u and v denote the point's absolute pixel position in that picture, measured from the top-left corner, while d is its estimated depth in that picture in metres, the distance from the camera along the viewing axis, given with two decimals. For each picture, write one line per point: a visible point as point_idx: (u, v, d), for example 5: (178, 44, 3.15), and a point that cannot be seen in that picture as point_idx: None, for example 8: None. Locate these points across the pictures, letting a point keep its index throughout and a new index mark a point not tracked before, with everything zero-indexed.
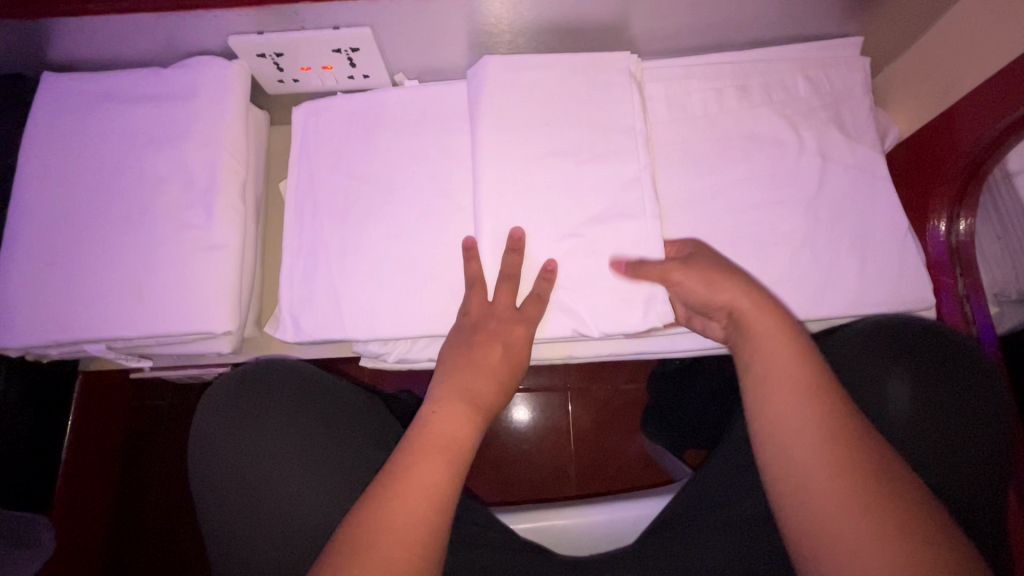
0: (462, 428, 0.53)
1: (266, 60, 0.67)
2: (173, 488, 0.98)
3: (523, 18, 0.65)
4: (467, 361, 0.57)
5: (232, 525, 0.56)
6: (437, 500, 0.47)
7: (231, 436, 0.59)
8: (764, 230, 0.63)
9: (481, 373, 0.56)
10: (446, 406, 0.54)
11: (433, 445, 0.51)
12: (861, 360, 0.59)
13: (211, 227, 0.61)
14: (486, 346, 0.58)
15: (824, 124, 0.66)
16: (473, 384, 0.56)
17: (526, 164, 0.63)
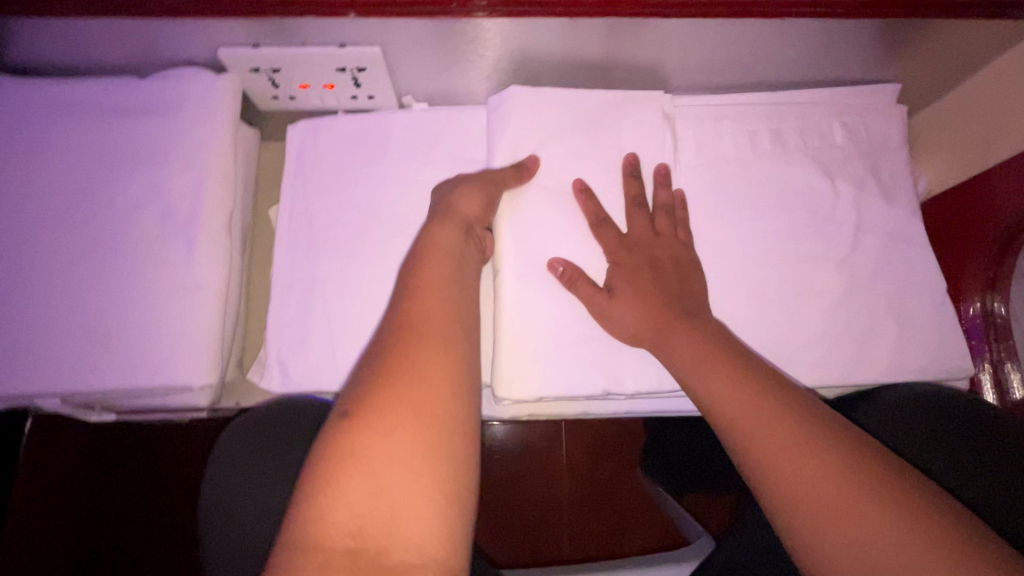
0: (440, 304, 0.42)
1: (260, 75, 0.60)
2: (131, 529, 0.88)
3: (550, 47, 0.60)
4: (417, 260, 0.46)
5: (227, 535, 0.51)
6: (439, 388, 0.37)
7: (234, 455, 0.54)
8: (799, 288, 0.59)
9: (433, 265, 0.45)
10: (409, 295, 0.43)
11: (421, 329, 0.40)
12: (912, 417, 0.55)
13: (192, 264, 0.54)
14: (440, 248, 0.48)
15: (860, 176, 0.62)
16: (432, 271, 0.45)
17: (543, 206, 0.59)
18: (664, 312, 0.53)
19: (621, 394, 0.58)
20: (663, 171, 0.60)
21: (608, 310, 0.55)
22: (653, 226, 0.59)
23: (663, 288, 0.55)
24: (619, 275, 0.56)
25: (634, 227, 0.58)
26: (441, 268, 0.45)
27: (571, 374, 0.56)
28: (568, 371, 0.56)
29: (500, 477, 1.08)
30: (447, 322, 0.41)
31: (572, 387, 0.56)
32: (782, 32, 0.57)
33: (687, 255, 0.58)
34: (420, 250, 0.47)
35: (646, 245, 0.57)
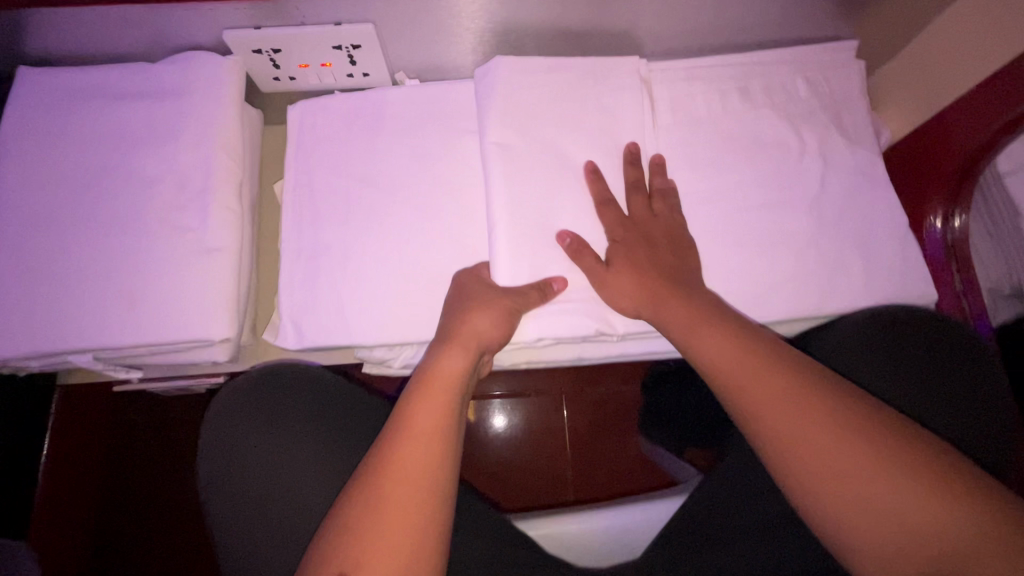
0: (465, 367, 0.54)
1: (262, 56, 0.64)
2: (152, 508, 0.92)
3: (529, 18, 0.64)
4: (466, 308, 0.58)
5: (236, 520, 0.54)
6: (443, 447, 0.49)
7: (245, 440, 0.56)
8: (773, 230, 0.64)
9: (479, 318, 0.56)
10: (446, 349, 0.55)
11: (434, 386, 0.52)
12: (867, 342, 0.60)
13: (207, 230, 0.58)
14: (486, 297, 0.58)
15: (824, 125, 0.67)
16: (467, 329, 0.56)
17: (531, 165, 0.63)
18: (663, 288, 0.57)
19: (611, 335, 0.62)
20: (658, 161, 0.64)
21: (610, 283, 0.59)
22: (650, 209, 0.62)
23: (660, 264, 0.59)
24: (618, 250, 0.60)
25: (634, 211, 0.62)
26: (483, 314, 0.57)
27: (564, 316, 0.60)
28: (562, 312, 0.60)
29: (503, 447, 1.12)
30: (464, 388, 0.53)
31: (565, 328, 0.60)
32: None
33: (681, 235, 0.61)
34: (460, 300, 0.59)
35: (646, 226, 0.61)
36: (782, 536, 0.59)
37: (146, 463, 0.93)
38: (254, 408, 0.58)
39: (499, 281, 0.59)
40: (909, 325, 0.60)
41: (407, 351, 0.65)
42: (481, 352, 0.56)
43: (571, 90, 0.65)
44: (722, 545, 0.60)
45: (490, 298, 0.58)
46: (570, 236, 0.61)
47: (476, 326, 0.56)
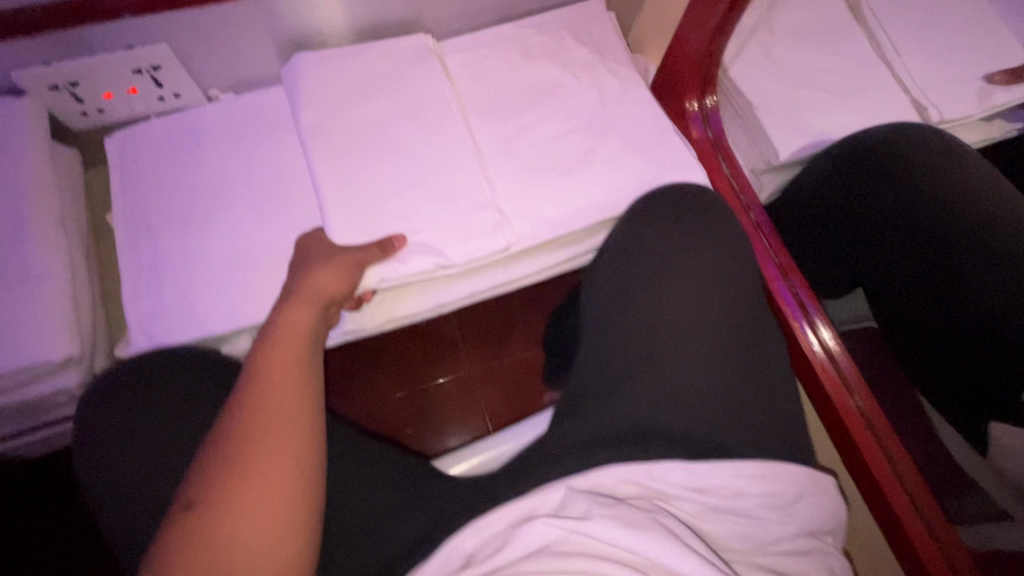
0: (314, 318, 0.58)
1: (61, 92, 0.66)
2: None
3: (320, 19, 0.72)
4: (309, 269, 0.61)
5: (112, 530, 0.52)
6: (301, 382, 0.51)
7: (95, 451, 0.54)
8: (571, 152, 0.74)
9: (325, 274, 0.61)
10: (294, 304, 0.58)
11: (288, 332, 0.55)
12: (659, 215, 0.68)
13: (30, 260, 0.59)
14: (327, 258, 0.62)
15: (593, 65, 0.80)
16: (314, 284, 0.60)
17: (347, 141, 0.71)
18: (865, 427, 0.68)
19: (451, 267, 0.69)
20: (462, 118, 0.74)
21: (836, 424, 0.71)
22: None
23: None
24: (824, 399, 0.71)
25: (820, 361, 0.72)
26: (330, 271, 0.61)
27: (404, 256, 0.67)
28: (401, 255, 0.67)
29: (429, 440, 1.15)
30: (315, 336, 0.57)
31: (407, 268, 0.66)
32: None
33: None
34: (303, 262, 0.63)
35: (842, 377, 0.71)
36: (643, 391, 0.57)
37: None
38: (92, 419, 0.55)
39: (336, 240, 0.66)
40: (681, 195, 0.70)
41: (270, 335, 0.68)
42: (328, 305, 0.60)
43: (373, 73, 0.74)
44: (594, 409, 0.58)
45: (336, 258, 0.62)
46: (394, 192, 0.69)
47: (322, 282, 0.60)
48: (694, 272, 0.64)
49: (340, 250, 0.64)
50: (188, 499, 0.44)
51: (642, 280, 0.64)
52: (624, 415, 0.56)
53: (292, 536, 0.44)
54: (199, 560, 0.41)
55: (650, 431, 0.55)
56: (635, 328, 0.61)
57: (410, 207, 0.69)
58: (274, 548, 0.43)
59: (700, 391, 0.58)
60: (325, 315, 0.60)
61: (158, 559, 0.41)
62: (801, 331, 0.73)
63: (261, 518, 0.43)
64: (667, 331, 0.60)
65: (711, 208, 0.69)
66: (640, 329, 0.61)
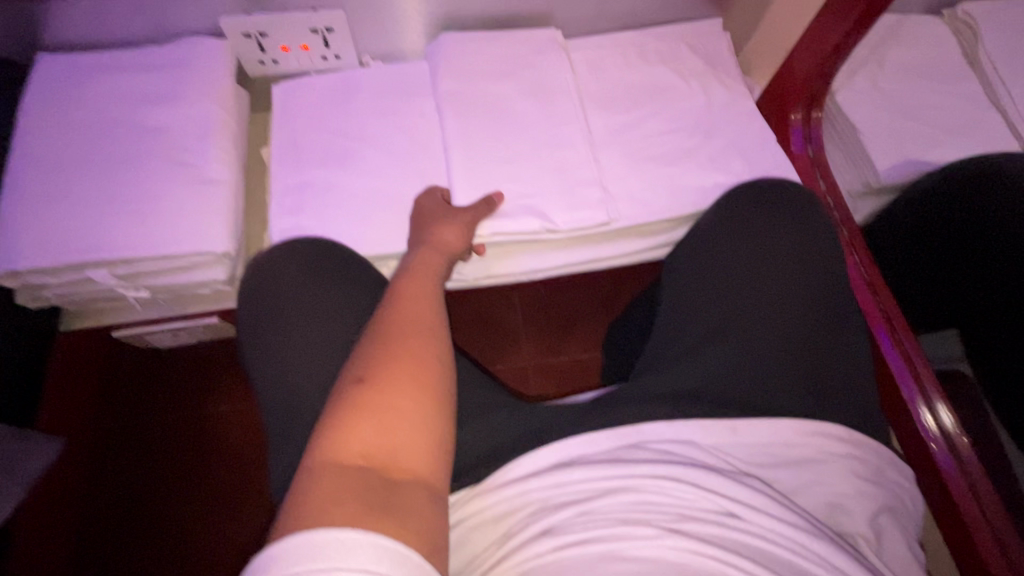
0: (441, 265, 0.65)
1: (250, 40, 0.78)
2: (148, 470, 0.99)
3: (469, 6, 0.82)
4: (436, 222, 0.69)
5: (265, 395, 0.63)
6: (435, 304, 0.57)
7: (256, 330, 0.65)
8: (677, 147, 0.80)
9: (448, 229, 0.68)
10: (422, 251, 0.65)
11: (421, 269, 0.62)
12: (762, 205, 0.69)
13: (208, 165, 0.69)
14: (448, 215, 0.70)
15: (705, 74, 0.86)
16: (438, 235, 0.67)
17: (477, 111, 0.79)
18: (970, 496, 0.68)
19: (555, 232, 0.75)
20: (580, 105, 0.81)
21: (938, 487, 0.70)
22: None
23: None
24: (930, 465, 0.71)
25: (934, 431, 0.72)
26: (452, 223, 0.68)
27: (516, 214, 0.73)
28: (512, 212, 0.73)
29: None
30: (442, 279, 0.64)
31: (516, 225, 0.73)
32: None
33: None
34: (428, 213, 0.71)
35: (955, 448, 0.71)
36: (723, 359, 0.60)
37: (142, 426, 1.01)
38: (253, 305, 0.66)
39: (456, 202, 0.73)
40: (786, 191, 0.71)
41: (385, 268, 0.75)
42: (452, 255, 0.67)
43: (507, 56, 0.83)
44: (670, 367, 0.61)
45: (456, 215, 0.70)
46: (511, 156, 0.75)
47: (446, 233, 0.67)
48: (789, 260, 0.65)
49: (459, 209, 0.71)
50: (349, 373, 0.49)
51: (734, 260, 0.66)
52: (703, 377, 0.59)
53: (440, 415, 0.48)
54: (369, 419, 0.45)
55: (727, 398, 0.58)
56: (723, 302, 0.64)
57: (525, 174, 0.76)
58: (429, 420, 0.47)
59: (777, 365, 0.60)
60: (450, 265, 0.67)
61: (335, 418, 0.45)
62: (918, 412, 0.73)
63: (406, 390, 0.47)
64: (748, 302, 0.63)
65: (814, 208, 0.71)
66: (722, 297, 0.64)
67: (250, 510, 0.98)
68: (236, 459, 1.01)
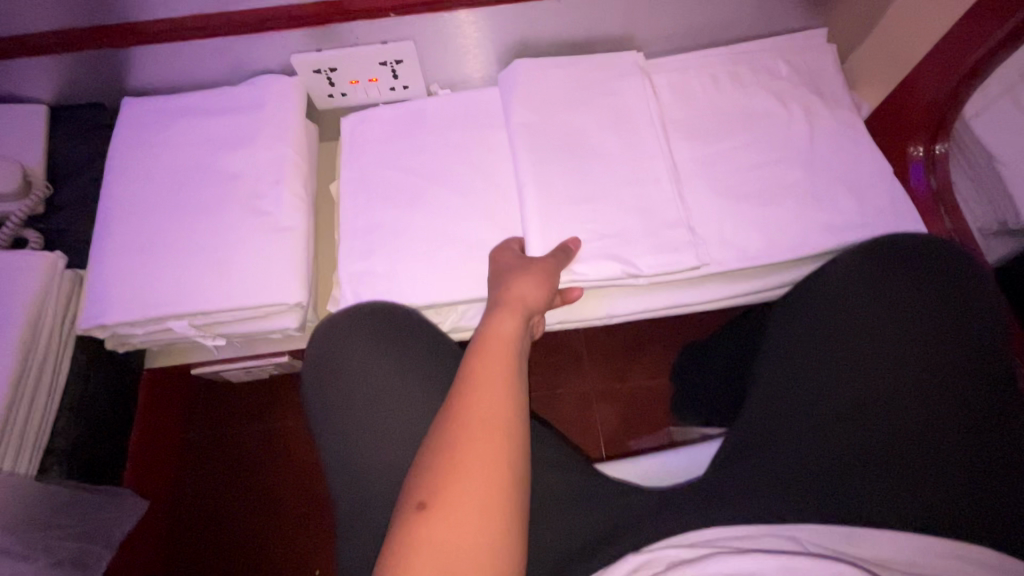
0: (517, 328, 0.57)
1: (321, 76, 0.77)
2: (217, 488, 1.03)
3: (544, 31, 0.77)
4: (511, 279, 0.63)
5: (333, 456, 0.61)
6: (511, 390, 0.51)
7: (328, 386, 0.63)
8: (772, 183, 0.72)
9: (524, 286, 0.61)
10: (498, 314, 0.58)
11: (495, 340, 0.55)
12: (880, 267, 0.61)
13: (281, 212, 0.68)
14: (525, 269, 0.64)
15: (807, 96, 0.76)
16: (514, 294, 0.61)
17: (550, 146, 0.74)
18: None
19: (638, 279, 0.70)
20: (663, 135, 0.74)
21: None
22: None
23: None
24: None
25: None
26: (527, 281, 0.62)
27: (597, 262, 0.68)
28: (591, 259, 0.68)
29: None
30: (519, 346, 0.56)
31: (595, 273, 0.68)
32: None
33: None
34: (501, 272, 0.66)
35: None
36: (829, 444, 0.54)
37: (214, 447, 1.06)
38: (324, 360, 0.64)
39: (533, 255, 0.68)
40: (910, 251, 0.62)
41: (455, 314, 0.72)
42: (530, 315, 0.60)
43: (583, 84, 0.77)
44: (765, 449, 0.56)
45: (532, 271, 0.63)
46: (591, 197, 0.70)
47: (522, 292, 0.61)
48: (919, 335, 0.56)
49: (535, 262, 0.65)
50: (411, 492, 0.46)
51: (847, 329, 0.59)
52: (805, 461, 0.54)
53: (511, 547, 0.44)
54: (429, 558, 0.42)
55: (834, 493, 0.52)
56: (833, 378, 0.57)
57: (599, 214, 0.71)
58: (493, 555, 0.43)
59: (905, 460, 0.51)
60: (527, 325, 0.60)
61: (395, 552, 0.43)
62: None
63: (470, 518, 0.44)
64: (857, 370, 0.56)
65: (950, 269, 0.60)
66: (833, 364, 0.57)
67: (312, 530, 1.01)
68: (301, 483, 1.04)
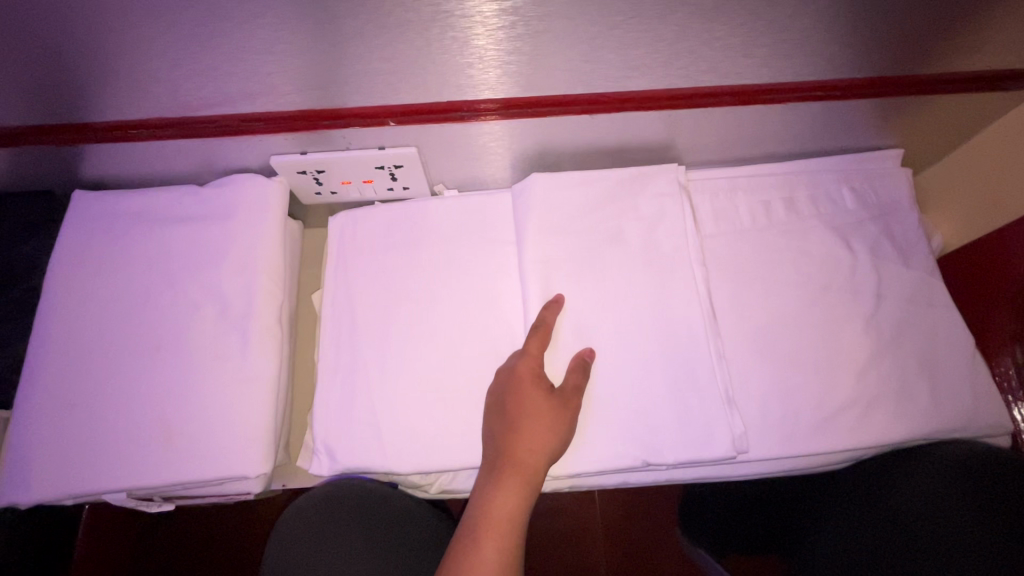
0: (520, 503, 0.52)
1: (307, 176, 0.66)
2: None
3: (571, 140, 0.65)
4: (516, 425, 0.54)
5: None
6: None
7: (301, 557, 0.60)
8: (828, 347, 0.61)
9: (531, 438, 0.54)
10: (500, 481, 0.52)
11: (494, 523, 0.51)
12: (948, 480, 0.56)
13: (247, 358, 0.57)
14: (531, 414, 0.55)
15: (875, 238, 0.65)
16: (522, 450, 0.53)
17: (571, 281, 0.63)
18: None
19: (662, 463, 0.59)
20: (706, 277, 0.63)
21: None
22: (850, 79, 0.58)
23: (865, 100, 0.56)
24: None
25: None
26: (537, 433, 0.54)
27: (614, 439, 0.59)
28: (607, 434, 0.59)
29: (532, 541, 1.08)
30: (520, 526, 0.52)
31: (610, 455, 0.59)
32: (787, 112, 0.62)
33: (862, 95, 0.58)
34: (512, 385, 0.57)
35: None
36: None
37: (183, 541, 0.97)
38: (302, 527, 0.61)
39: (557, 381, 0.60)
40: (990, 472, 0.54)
41: (445, 477, 0.63)
42: (540, 476, 0.54)
43: (609, 205, 0.65)
44: None
45: (545, 415, 0.55)
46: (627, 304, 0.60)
47: (531, 450, 0.53)
48: None
49: (548, 397, 0.56)
50: None
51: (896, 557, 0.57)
52: None
53: None
54: None
55: None
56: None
57: (618, 375, 0.60)
58: None
59: None
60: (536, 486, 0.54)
61: None
62: None
63: None
64: None
65: None
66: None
67: None
68: None
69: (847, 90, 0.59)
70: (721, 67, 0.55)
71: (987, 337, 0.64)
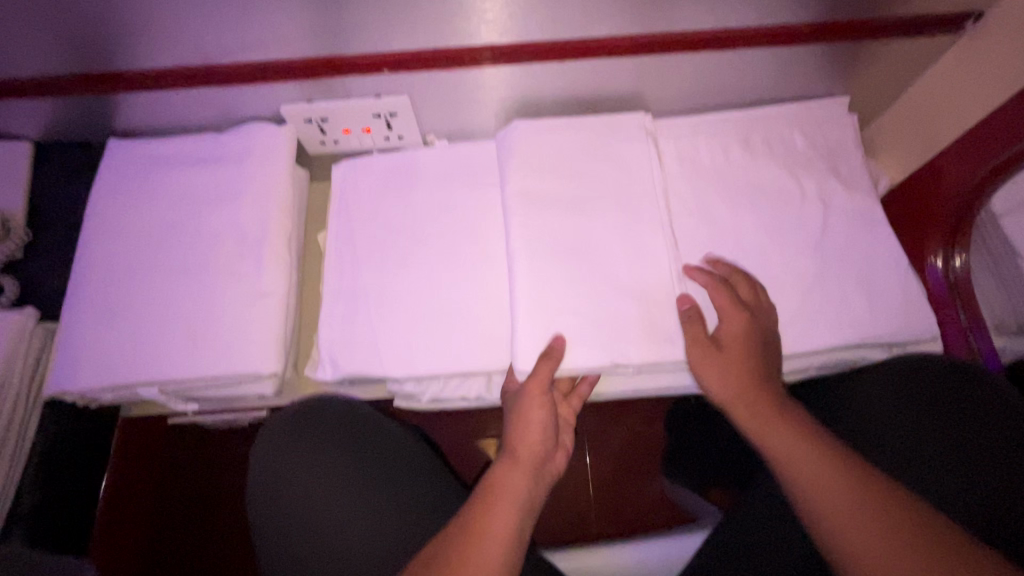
0: (523, 477, 0.60)
1: (312, 124, 0.74)
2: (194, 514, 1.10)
3: (547, 89, 0.73)
4: (515, 424, 0.64)
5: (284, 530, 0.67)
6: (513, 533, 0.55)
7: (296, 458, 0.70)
8: (775, 268, 0.68)
9: (527, 430, 0.63)
10: (506, 464, 0.61)
11: (498, 489, 0.58)
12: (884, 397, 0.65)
13: (260, 277, 0.65)
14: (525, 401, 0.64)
15: (823, 174, 0.72)
16: (521, 442, 0.62)
17: (549, 210, 0.69)
18: None
19: (628, 368, 0.67)
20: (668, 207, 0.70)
21: None
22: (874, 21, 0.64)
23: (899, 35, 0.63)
24: None
25: None
26: (532, 427, 0.63)
27: (588, 342, 0.65)
28: (584, 340, 0.65)
29: None
30: (527, 497, 0.58)
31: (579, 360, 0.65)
32: (739, 61, 0.70)
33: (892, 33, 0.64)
34: None
35: None
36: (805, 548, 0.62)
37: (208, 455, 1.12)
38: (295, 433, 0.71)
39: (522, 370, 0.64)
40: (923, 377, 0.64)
41: (435, 385, 0.70)
42: (539, 460, 0.62)
43: (582, 146, 0.73)
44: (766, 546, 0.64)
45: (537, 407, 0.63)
46: (696, 321, 0.64)
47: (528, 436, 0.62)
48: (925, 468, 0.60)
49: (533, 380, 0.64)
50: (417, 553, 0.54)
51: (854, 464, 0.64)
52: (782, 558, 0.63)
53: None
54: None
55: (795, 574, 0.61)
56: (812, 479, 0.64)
57: (589, 291, 0.67)
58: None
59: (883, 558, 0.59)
60: (539, 470, 0.62)
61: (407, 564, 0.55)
62: None
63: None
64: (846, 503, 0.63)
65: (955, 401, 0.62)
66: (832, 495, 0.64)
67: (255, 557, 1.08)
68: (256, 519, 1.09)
69: (791, 37, 0.66)
70: (674, 14, 0.62)
71: (926, 248, 0.74)
